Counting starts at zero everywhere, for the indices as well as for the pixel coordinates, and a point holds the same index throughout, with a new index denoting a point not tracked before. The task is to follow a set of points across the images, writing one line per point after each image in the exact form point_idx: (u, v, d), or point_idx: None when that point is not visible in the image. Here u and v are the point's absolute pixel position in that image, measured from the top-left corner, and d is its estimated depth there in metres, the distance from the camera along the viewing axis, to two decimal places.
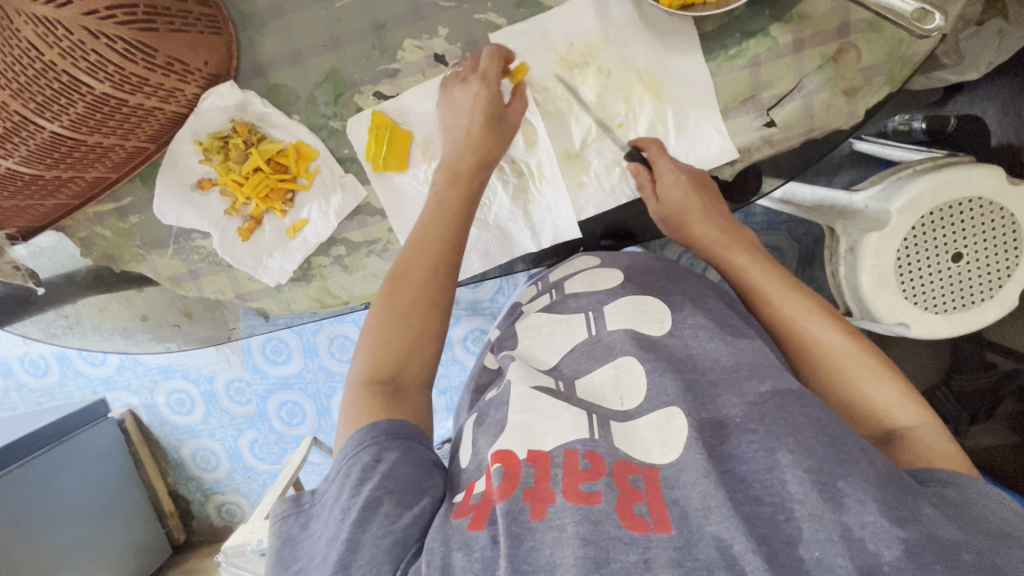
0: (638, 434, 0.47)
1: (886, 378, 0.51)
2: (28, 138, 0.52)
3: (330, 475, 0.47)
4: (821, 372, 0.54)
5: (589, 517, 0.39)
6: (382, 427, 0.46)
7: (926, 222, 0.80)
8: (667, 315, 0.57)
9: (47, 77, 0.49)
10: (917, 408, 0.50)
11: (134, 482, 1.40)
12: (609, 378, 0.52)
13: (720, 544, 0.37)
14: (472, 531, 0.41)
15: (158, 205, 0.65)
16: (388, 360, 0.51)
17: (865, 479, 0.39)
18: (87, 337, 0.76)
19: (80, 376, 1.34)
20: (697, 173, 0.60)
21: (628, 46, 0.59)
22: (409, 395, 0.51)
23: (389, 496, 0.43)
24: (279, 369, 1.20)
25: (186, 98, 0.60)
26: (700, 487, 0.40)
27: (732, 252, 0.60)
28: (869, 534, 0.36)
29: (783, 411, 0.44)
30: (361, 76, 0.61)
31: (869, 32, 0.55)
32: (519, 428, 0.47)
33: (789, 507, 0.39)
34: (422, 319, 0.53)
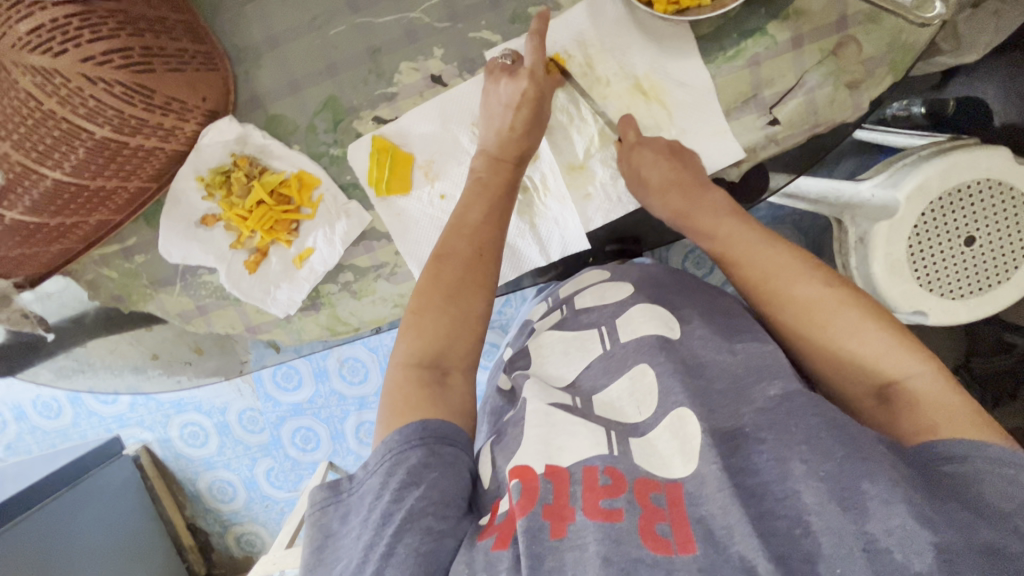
0: (657, 447, 0.46)
1: (869, 331, 0.49)
2: (33, 187, 0.52)
3: (370, 467, 0.45)
4: (806, 333, 0.52)
5: (609, 536, 0.39)
6: (432, 428, 0.45)
7: (937, 208, 0.78)
8: (676, 324, 0.57)
9: (47, 125, 0.49)
10: (906, 356, 0.48)
11: (152, 519, 1.39)
12: (625, 390, 0.52)
13: (745, 564, 0.37)
14: (497, 551, 0.40)
15: (164, 244, 0.65)
16: (431, 344, 0.50)
17: (890, 480, 0.38)
18: (98, 377, 0.76)
19: (93, 416, 1.34)
20: (663, 144, 0.58)
21: (626, 54, 0.59)
22: (454, 381, 0.50)
23: (433, 508, 0.42)
24: (290, 395, 1.20)
25: (187, 136, 0.60)
26: (718, 501, 0.41)
27: (702, 218, 0.58)
28: (896, 542, 0.36)
29: (796, 413, 0.45)
30: (359, 102, 0.61)
31: (867, 24, 0.54)
32: (536, 443, 0.46)
33: (806, 522, 0.38)
34: (460, 307, 0.52)
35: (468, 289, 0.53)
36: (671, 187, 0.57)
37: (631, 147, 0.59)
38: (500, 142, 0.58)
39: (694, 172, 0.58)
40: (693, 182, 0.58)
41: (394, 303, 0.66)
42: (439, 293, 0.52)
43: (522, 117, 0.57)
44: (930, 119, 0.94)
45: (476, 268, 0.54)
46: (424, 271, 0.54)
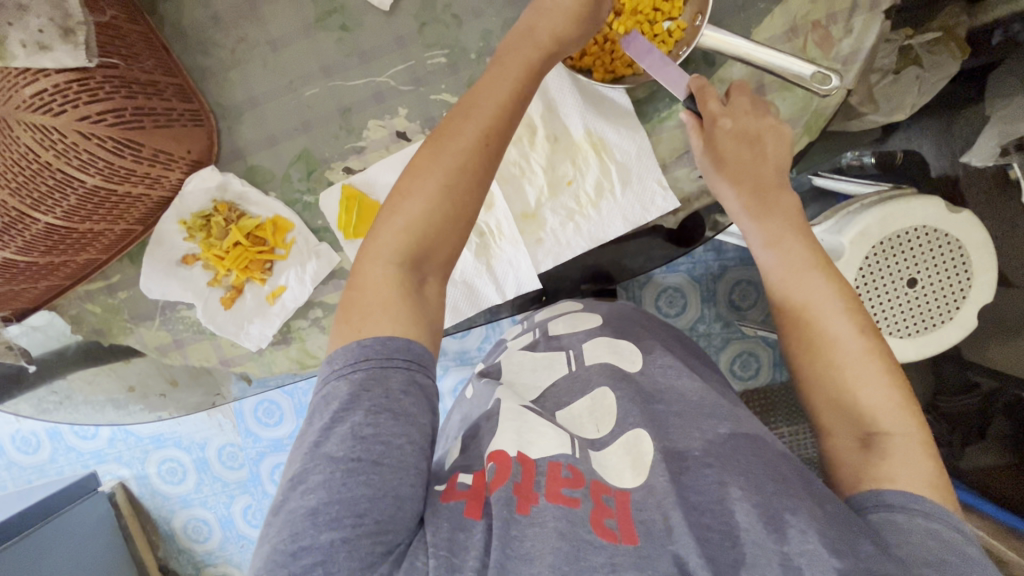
0: (611, 460, 0.50)
1: (882, 382, 0.53)
2: (24, 231, 0.57)
3: (344, 371, 0.45)
4: (822, 361, 0.56)
5: (567, 517, 0.44)
6: (416, 352, 0.47)
7: (878, 252, 0.84)
8: (638, 356, 0.61)
9: (43, 175, 0.54)
10: (903, 416, 0.52)
11: (124, 558, 1.37)
12: (587, 408, 0.56)
13: (680, 561, 0.42)
14: (470, 518, 0.45)
15: (145, 282, 0.70)
16: (418, 240, 0.50)
17: (810, 515, 0.44)
18: (78, 411, 0.80)
19: (71, 451, 1.35)
20: (755, 125, 0.59)
21: (569, 116, 0.66)
22: (428, 293, 0.52)
23: (409, 443, 0.44)
24: (271, 431, 1.22)
25: (171, 183, 0.65)
26: (663, 508, 0.45)
27: (768, 222, 0.61)
28: (807, 561, 0.41)
29: (736, 453, 0.49)
30: (331, 154, 0.67)
31: (783, 91, 0.62)
32: (510, 431, 0.51)
33: (736, 535, 0.43)
34: (450, 202, 0.51)
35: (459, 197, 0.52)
36: (740, 179, 0.61)
37: (713, 115, 0.58)
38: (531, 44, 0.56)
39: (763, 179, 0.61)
40: (770, 186, 0.62)
41: None
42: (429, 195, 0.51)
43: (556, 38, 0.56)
44: (880, 168, 0.96)
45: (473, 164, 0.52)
46: (422, 158, 0.52)
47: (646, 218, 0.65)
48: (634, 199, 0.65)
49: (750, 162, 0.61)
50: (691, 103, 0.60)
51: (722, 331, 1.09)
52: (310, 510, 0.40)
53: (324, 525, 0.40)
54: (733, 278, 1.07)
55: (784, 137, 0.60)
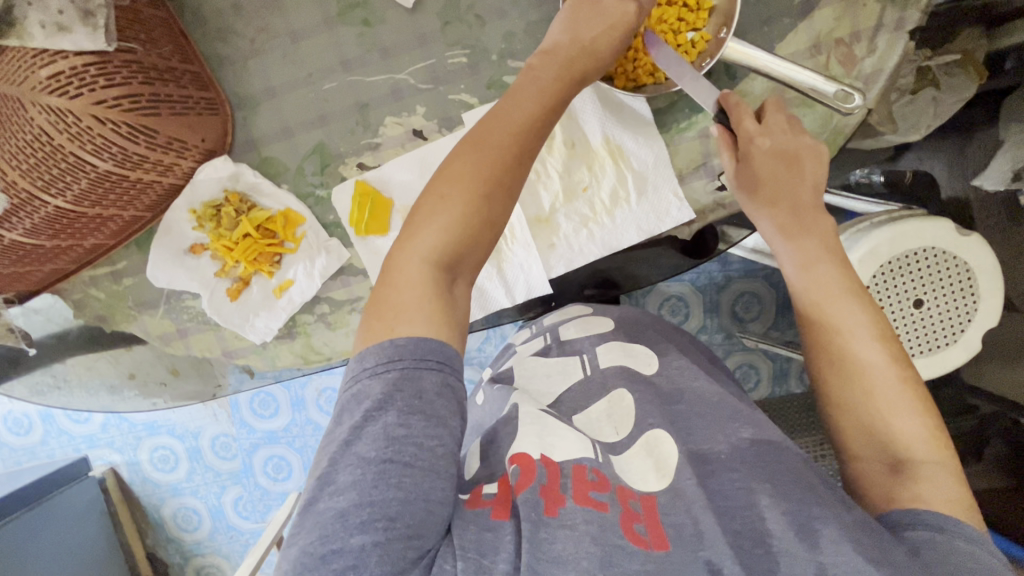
0: (633, 464, 0.52)
1: (914, 412, 0.53)
2: (33, 213, 0.56)
3: (376, 370, 0.45)
4: (854, 384, 0.56)
5: (599, 520, 0.44)
6: (449, 352, 0.46)
7: (886, 271, 0.84)
8: (653, 358, 0.62)
9: (55, 158, 0.53)
10: (935, 446, 0.52)
11: (112, 545, 1.35)
12: (604, 412, 0.57)
13: (712, 567, 0.42)
14: (497, 519, 0.46)
15: (152, 269, 0.69)
16: (460, 240, 0.50)
17: (840, 524, 0.44)
18: (74, 395, 0.79)
19: (63, 434, 1.34)
20: (794, 148, 0.57)
21: (587, 122, 0.65)
22: (460, 289, 0.51)
23: (440, 446, 0.43)
24: (266, 423, 1.21)
25: (183, 171, 0.64)
26: (691, 515, 0.46)
27: (803, 241, 0.59)
28: (843, 570, 0.41)
29: (761, 459, 0.50)
30: (345, 149, 0.67)
31: (803, 107, 0.62)
32: (532, 435, 0.51)
33: (768, 542, 0.44)
34: (486, 207, 0.51)
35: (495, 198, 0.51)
36: (776, 201, 0.59)
37: (752, 135, 0.56)
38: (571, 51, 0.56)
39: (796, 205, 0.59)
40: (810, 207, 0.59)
41: None
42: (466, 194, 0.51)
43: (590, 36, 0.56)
44: (888, 187, 0.99)
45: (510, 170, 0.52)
46: (462, 154, 0.52)
47: (660, 229, 0.65)
48: (649, 209, 0.65)
49: (785, 186, 0.58)
50: (722, 114, 0.58)
51: (721, 343, 1.09)
52: (339, 512, 0.40)
53: (355, 527, 0.40)
54: (737, 290, 1.07)
55: (822, 158, 0.58)
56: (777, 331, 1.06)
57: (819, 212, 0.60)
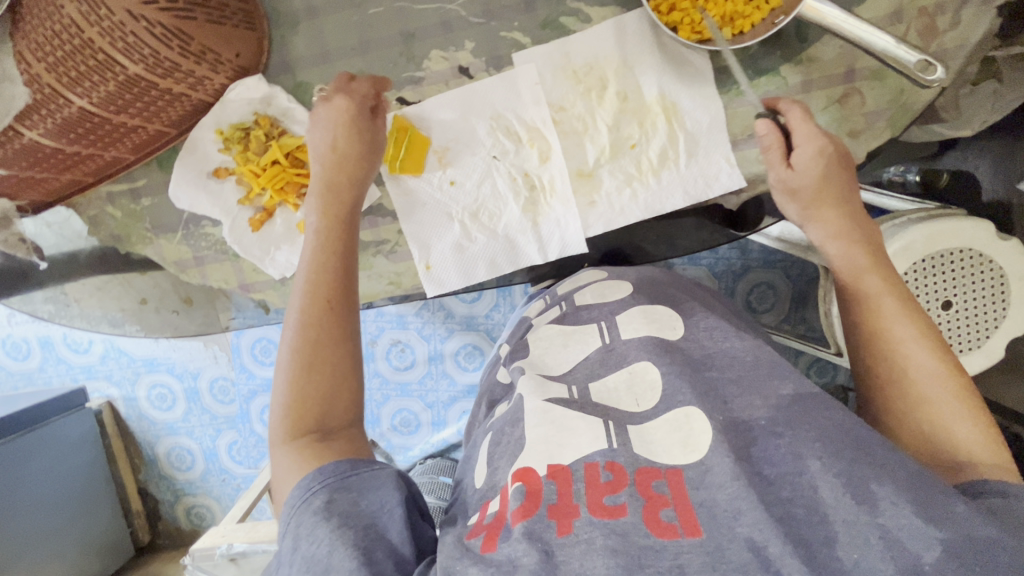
0: (656, 435, 0.45)
1: (969, 415, 0.47)
2: (57, 112, 0.54)
3: (281, 527, 0.43)
4: (898, 388, 0.51)
5: (615, 530, 0.37)
6: (331, 469, 0.44)
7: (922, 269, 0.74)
8: (679, 323, 0.55)
9: (83, 54, 0.50)
10: (1001, 453, 0.45)
11: (105, 477, 1.35)
12: (623, 383, 0.50)
13: (753, 545, 0.36)
14: (488, 552, 0.39)
15: (173, 189, 0.66)
16: (311, 410, 0.48)
17: (896, 480, 0.38)
18: (74, 323, 0.76)
19: (61, 362, 1.32)
20: (844, 147, 0.57)
21: (644, 75, 0.62)
22: (341, 437, 0.48)
23: (354, 524, 0.41)
24: (267, 369, 1.19)
25: (214, 88, 0.61)
26: (727, 489, 0.39)
27: (851, 249, 0.57)
28: (906, 533, 0.35)
29: (808, 415, 0.43)
30: (385, 81, 0.63)
31: (872, 80, 0.58)
32: (537, 444, 0.44)
33: (824, 513, 0.37)
34: (330, 353, 0.50)
35: (330, 347, 0.51)
36: (824, 199, 0.57)
37: (806, 135, 0.56)
38: (328, 166, 0.59)
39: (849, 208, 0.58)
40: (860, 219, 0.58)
41: (388, 280, 0.69)
42: (314, 348, 0.50)
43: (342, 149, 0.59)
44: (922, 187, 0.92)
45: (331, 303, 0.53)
46: (316, 314, 0.52)
47: (708, 194, 0.62)
48: (697, 173, 0.62)
49: (839, 186, 0.57)
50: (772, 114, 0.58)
51: None
52: None
53: None
54: (753, 280, 1.02)
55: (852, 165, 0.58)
56: (790, 324, 1.03)
57: (870, 226, 0.58)
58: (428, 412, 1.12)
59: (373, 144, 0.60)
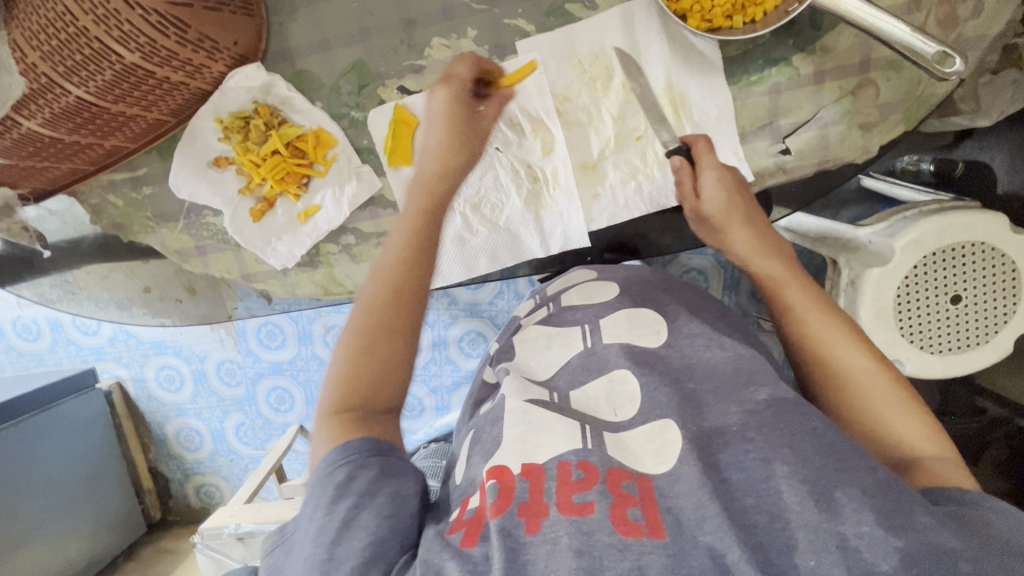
0: (631, 444, 0.43)
1: (910, 409, 0.49)
2: (54, 102, 0.53)
3: (302, 497, 0.44)
4: (842, 394, 0.51)
5: (581, 530, 0.35)
6: (354, 446, 0.44)
7: (930, 263, 0.71)
8: (663, 327, 0.54)
9: (79, 42, 0.49)
10: (940, 442, 0.47)
11: (116, 456, 1.37)
12: (603, 390, 0.48)
13: (714, 553, 0.34)
14: (465, 548, 0.37)
15: (174, 178, 0.66)
16: (359, 387, 0.48)
17: (862, 487, 0.36)
18: (83, 305, 0.76)
19: (71, 344, 1.33)
20: (740, 174, 0.60)
21: (651, 65, 0.60)
22: (380, 419, 0.48)
23: (370, 506, 0.41)
24: (271, 353, 1.20)
25: (212, 76, 0.60)
26: (694, 497, 0.38)
27: (770, 263, 0.59)
28: (865, 543, 0.33)
29: (780, 419, 0.42)
30: (386, 69, 0.62)
31: (889, 70, 0.56)
32: (513, 443, 0.43)
33: (785, 517, 0.36)
34: (390, 341, 0.50)
35: (389, 334, 0.50)
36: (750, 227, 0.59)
37: (707, 165, 0.59)
38: (436, 173, 0.59)
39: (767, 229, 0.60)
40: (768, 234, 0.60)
41: None
42: (377, 330, 0.50)
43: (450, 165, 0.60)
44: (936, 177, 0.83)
45: (406, 286, 0.53)
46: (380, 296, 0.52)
47: None
48: None
49: (751, 215, 0.60)
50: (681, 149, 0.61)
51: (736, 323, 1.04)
52: None
53: None
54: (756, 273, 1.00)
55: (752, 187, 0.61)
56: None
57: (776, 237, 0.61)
58: (432, 398, 1.13)
59: (474, 136, 0.61)
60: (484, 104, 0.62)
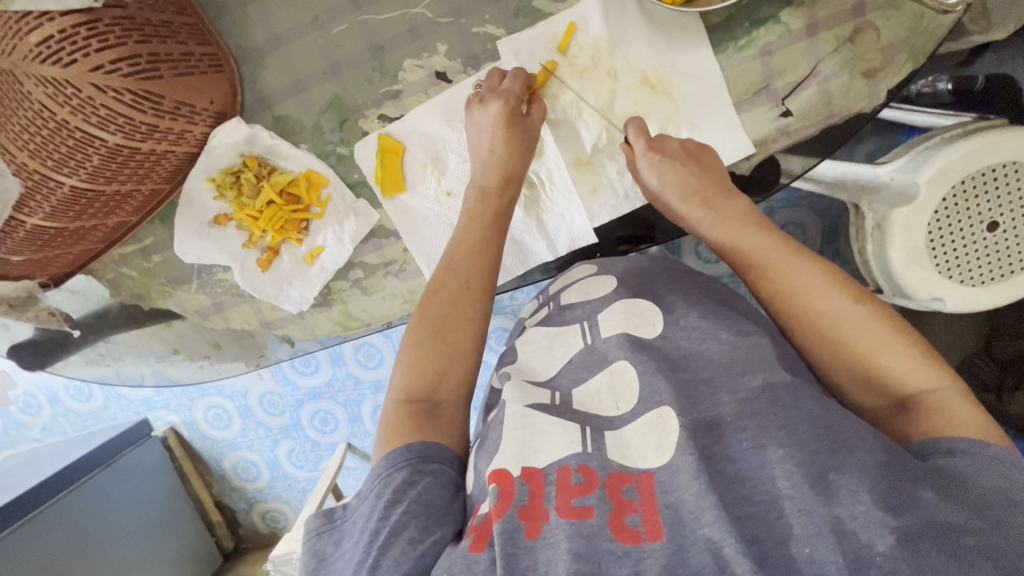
0: (632, 438, 0.38)
1: (896, 343, 0.43)
2: (50, 195, 0.54)
3: (362, 493, 0.40)
4: (818, 343, 0.47)
5: (581, 532, 0.32)
6: (414, 449, 0.40)
7: (960, 193, 0.65)
8: (658, 318, 0.48)
9: (61, 135, 0.50)
10: (931, 367, 0.42)
11: (182, 496, 1.42)
12: (604, 385, 0.44)
13: (712, 547, 0.30)
14: (473, 553, 0.33)
15: (180, 246, 0.67)
16: (427, 377, 0.45)
17: (861, 469, 0.32)
18: (125, 360, 0.79)
19: (121, 398, 1.35)
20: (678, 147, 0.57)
21: (632, 48, 0.57)
22: (446, 413, 0.44)
23: (415, 519, 0.36)
24: (308, 379, 1.18)
25: (197, 138, 0.61)
26: (691, 488, 0.33)
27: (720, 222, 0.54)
28: (861, 524, 0.29)
29: (776, 407, 0.36)
30: (364, 101, 0.61)
31: (887, 9, 0.52)
32: (511, 446, 0.38)
33: (780, 505, 0.32)
34: (453, 335, 0.47)
35: (456, 325, 0.48)
36: (689, 195, 0.55)
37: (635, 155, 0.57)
38: (488, 168, 0.57)
39: (715, 180, 0.55)
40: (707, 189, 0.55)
41: (404, 299, 0.68)
42: (434, 325, 0.48)
43: (515, 171, 0.57)
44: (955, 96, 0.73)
45: (476, 277, 0.51)
46: (436, 286, 0.50)
47: None
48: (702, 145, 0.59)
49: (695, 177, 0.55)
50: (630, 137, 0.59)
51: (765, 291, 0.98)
52: None
53: None
54: (781, 220, 0.85)
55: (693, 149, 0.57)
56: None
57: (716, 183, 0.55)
58: None
59: (527, 143, 0.58)
60: (528, 108, 0.59)
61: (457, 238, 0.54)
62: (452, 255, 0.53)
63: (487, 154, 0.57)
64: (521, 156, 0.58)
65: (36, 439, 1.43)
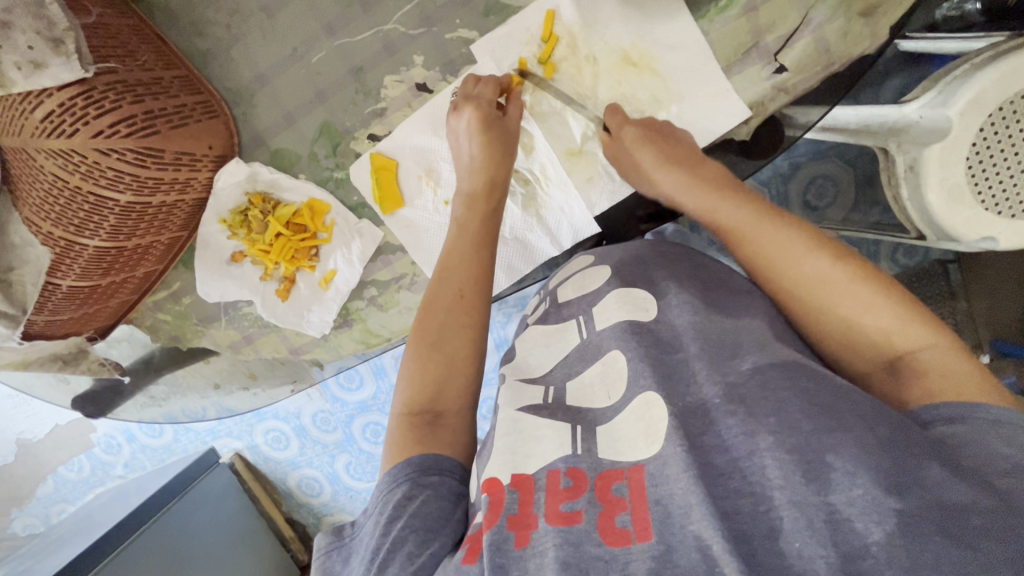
0: (622, 430, 0.38)
1: (882, 303, 0.40)
2: (78, 257, 0.58)
3: (368, 509, 0.41)
4: (802, 310, 0.44)
5: (569, 540, 0.32)
6: (416, 461, 0.41)
7: (1002, 121, 0.58)
8: (652, 302, 0.47)
9: (77, 201, 0.53)
10: (920, 325, 0.39)
11: (255, 516, 1.49)
12: (597, 376, 0.43)
13: (701, 545, 0.29)
14: (465, 565, 0.34)
15: (203, 286, 0.70)
16: (428, 387, 0.46)
17: (860, 446, 0.30)
18: (185, 395, 0.84)
19: (189, 431, 1.42)
20: (648, 122, 0.55)
21: (608, 28, 0.55)
22: (449, 422, 0.45)
23: (414, 534, 0.37)
24: (354, 394, 1.21)
25: (203, 183, 0.63)
26: (680, 483, 0.32)
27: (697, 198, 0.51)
28: (857, 511, 0.28)
29: (768, 390, 0.35)
30: (352, 123, 0.62)
31: None
32: (502, 452, 0.38)
33: (769, 495, 0.30)
34: (451, 342, 0.48)
35: (454, 333, 0.48)
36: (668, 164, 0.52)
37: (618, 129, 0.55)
38: (474, 172, 0.57)
39: (689, 150, 0.53)
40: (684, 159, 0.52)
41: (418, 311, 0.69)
42: (432, 336, 0.48)
43: (502, 170, 0.57)
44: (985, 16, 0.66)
45: (470, 281, 0.51)
46: (428, 294, 0.51)
47: (710, 135, 0.57)
48: (695, 116, 0.57)
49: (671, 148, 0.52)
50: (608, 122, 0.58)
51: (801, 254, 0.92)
52: None
53: None
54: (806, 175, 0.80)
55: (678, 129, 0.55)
56: (859, 213, 0.80)
57: (686, 149, 0.53)
58: None
59: (507, 141, 0.57)
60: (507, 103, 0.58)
61: (448, 246, 0.54)
62: (444, 262, 0.53)
63: (468, 159, 0.57)
64: (503, 155, 0.57)
65: (119, 476, 1.50)
